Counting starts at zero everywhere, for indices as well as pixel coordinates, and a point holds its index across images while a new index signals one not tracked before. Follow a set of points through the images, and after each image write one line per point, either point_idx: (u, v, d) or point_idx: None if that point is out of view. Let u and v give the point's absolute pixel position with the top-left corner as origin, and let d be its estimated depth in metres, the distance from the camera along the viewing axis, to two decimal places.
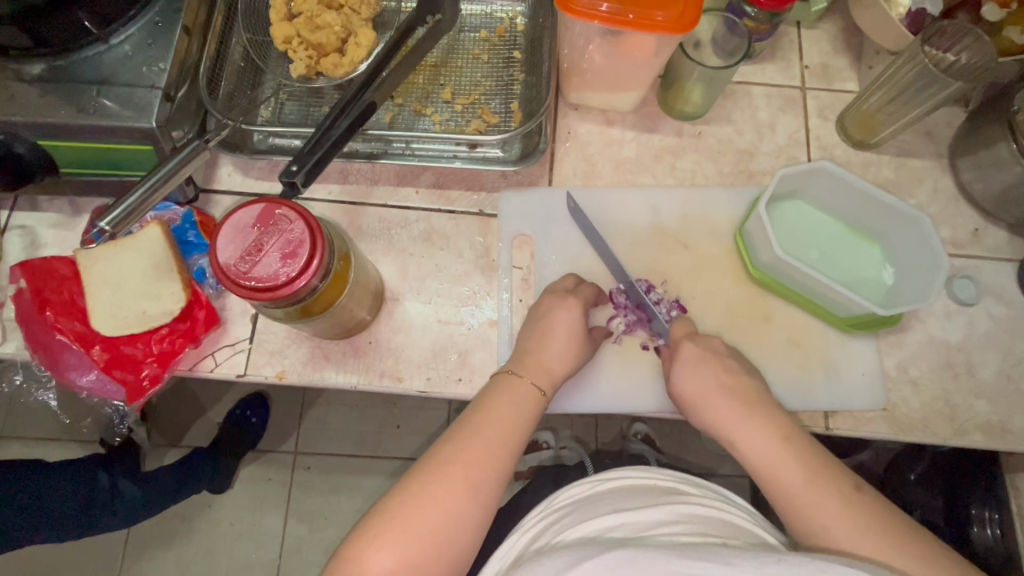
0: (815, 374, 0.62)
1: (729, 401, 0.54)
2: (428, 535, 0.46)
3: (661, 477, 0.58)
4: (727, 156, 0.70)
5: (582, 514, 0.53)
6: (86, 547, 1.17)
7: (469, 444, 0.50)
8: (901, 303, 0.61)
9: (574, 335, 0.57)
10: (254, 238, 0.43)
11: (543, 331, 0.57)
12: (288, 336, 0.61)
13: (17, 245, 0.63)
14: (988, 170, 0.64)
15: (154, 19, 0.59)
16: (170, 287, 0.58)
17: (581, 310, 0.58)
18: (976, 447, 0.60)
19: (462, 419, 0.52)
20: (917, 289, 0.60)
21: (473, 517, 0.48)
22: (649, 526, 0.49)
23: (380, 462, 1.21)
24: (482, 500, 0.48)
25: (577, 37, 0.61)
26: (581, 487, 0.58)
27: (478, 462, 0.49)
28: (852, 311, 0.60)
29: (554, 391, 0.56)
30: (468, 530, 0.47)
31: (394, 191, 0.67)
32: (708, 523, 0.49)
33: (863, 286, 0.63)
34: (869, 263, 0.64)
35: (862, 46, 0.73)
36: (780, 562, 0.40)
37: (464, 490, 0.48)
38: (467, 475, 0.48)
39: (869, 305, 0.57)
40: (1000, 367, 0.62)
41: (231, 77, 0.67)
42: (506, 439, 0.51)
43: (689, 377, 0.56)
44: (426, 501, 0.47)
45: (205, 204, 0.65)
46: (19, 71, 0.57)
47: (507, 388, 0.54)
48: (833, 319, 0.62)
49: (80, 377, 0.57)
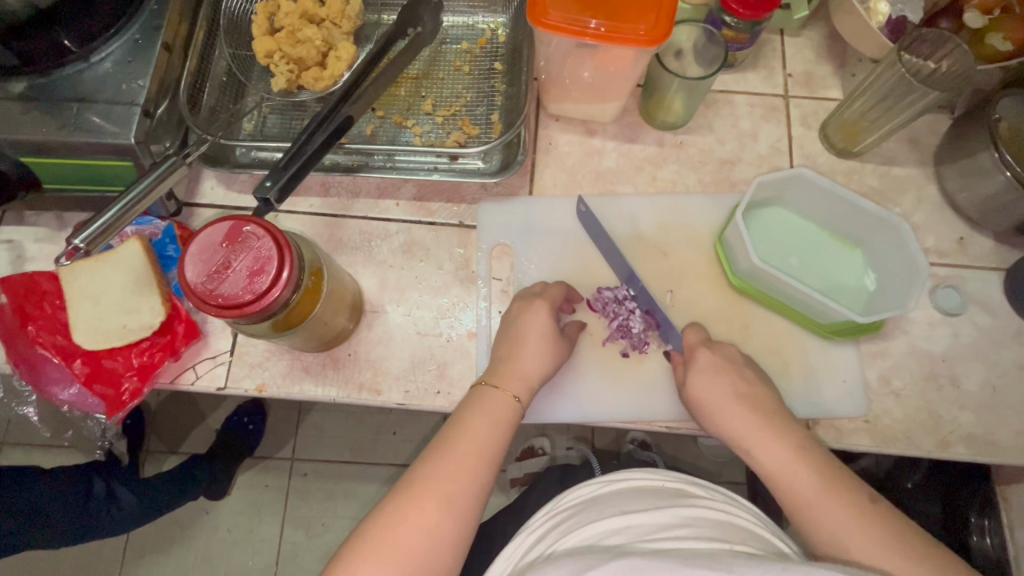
0: (796, 381, 0.62)
1: (747, 409, 0.54)
2: (404, 558, 0.45)
3: (669, 478, 0.57)
4: (708, 165, 0.69)
5: (588, 517, 0.53)
6: (84, 553, 1.18)
7: (445, 461, 0.50)
8: (882, 310, 0.60)
9: (546, 338, 0.57)
10: (221, 256, 0.44)
11: (515, 335, 0.57)
12: (268, 349, 0.61)
13: (4, 260, 0.64)
14: (971, 179, 0.63)
15: (135, 37, 0.60)
16: (149, 301, 0.58)
17: (552, 311, 0.58)
18: (960, 459, 0.60)
19: (438, 437, 0.52)
20: (897, 296, 0.60)
21: (449, 535, 0.47)
22: (655, 530, 0.48)
23: (374, 470, 1.21)
24: (458, 518, 0.48)
25: (553, 50, 0.61)
26: (589, 486, 0.57)
27: (456, 476, 0.49)
28: (832, 318, 0.60)
29: (530, 395, 0.56)
30: (444, 551, 0.47)
31: (375, 203, 0.67)
32: (713, 526, 0.49)
33: (845, 292, 0.63)
34: (851, 269, 0.64)
35: (845, 53, 0.72)
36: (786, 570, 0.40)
37: (438, 509, 0.48)
38: (441, 494, 0.48)
39: (847, 312, 0.57)
40: (985, 378, 0.62)
41: (213, 92, 0.67)
42: (482, 453, 0.51)
43: (709, 384, 0.55)
44: (399, 522, 0.47)
45: (187, 218, 0.66)
46: (2, 90, 0.57)
47: (483, 398, 0.54)
48: (814, 326, 0.62)
49: (62, 391, 0.58)
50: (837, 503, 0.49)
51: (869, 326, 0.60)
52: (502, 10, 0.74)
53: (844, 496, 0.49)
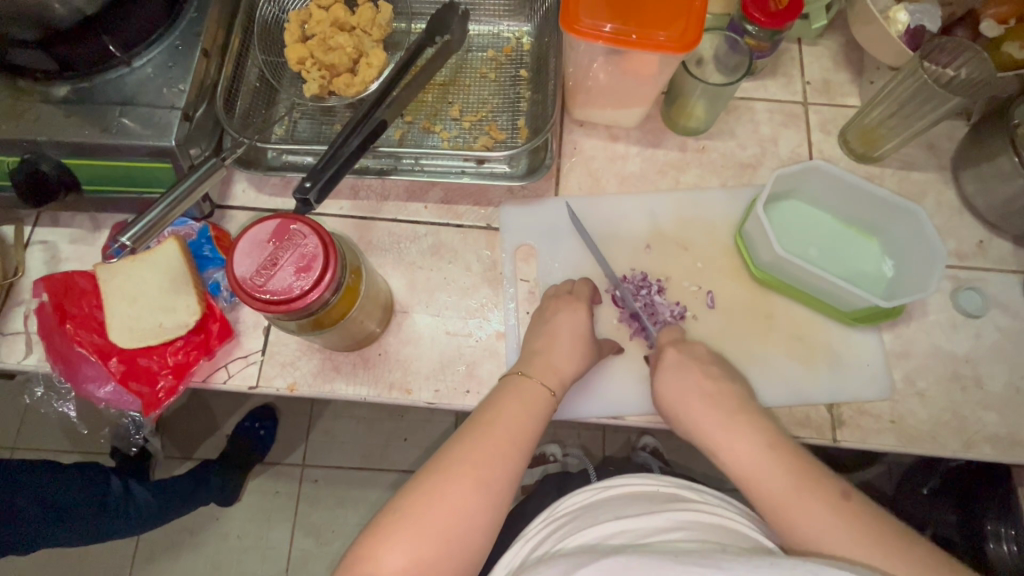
0: (822, 369, 0.63)
1: (714, 407, 0.54)
2: (438, 537, 0.46)
3: (663, 482, 0.57)
4: (730, 169, 0.71)
5: (585, 521, 0.53)
6: (94, 557, 1.17)
7: (477, 446, 0.50)
8: (902, 295, 0.62)
9: (583, 332, 0.59)
10: (269, 252, 0.45)
11: (552, 331, 0.59)
12: (300, 348, 0.62)
13: (38, 260, 0.65)
14: (990, 183, 0.65)
15: (175, 43, 0.62)
16: (185, 300, 0.59)
17: (588, 315, 0.61)
18: (986, 459, 0.60)
19: (470, 420, 0.53)
20: (915, 281, 0.61)
21: (485, 515, 0.48)
22: (650, 533, 0.48)
23: (386, 475, 1.21)
24: (494, 499, 0.49)
25: (581, 56, 0.63)
26: (585, 493, 0.58)
27: (487, 461, 0.50)
28: (854, 305, 0.61)
29: (569, 386, 0.57)
30: (479, 528, 0.48)
31: (404, 206, 0.69)
32: (710, 530, 0.49)
33: (865, 279, 0.64)
34: (869, 258, 0.65)
35: (863, 61, 0.74)
36: (772, 565, 0.40)
37: (474, 489, 0.48)
38: (478, 473, 0.49)
39: (870, 297, 0.58)
40: (1008, 379, 0.62)
41: (246, 98, 0.69)
42: (519, 435, 0.52)
43: (676, 379, 0.57)
44: (436, 501, 0.47)
45: (220, 220, 0.67)
46: (46, 93, 0.59)
47: (515, 385, 0.55)
48: (836, 313, 0.63)
49: (98, 388, 0.58)
50: (800, 491, 0.48)
51: (891, 311, 0.61)
52: (527, 19, 0.76)
53: (806, 488, 0.48)
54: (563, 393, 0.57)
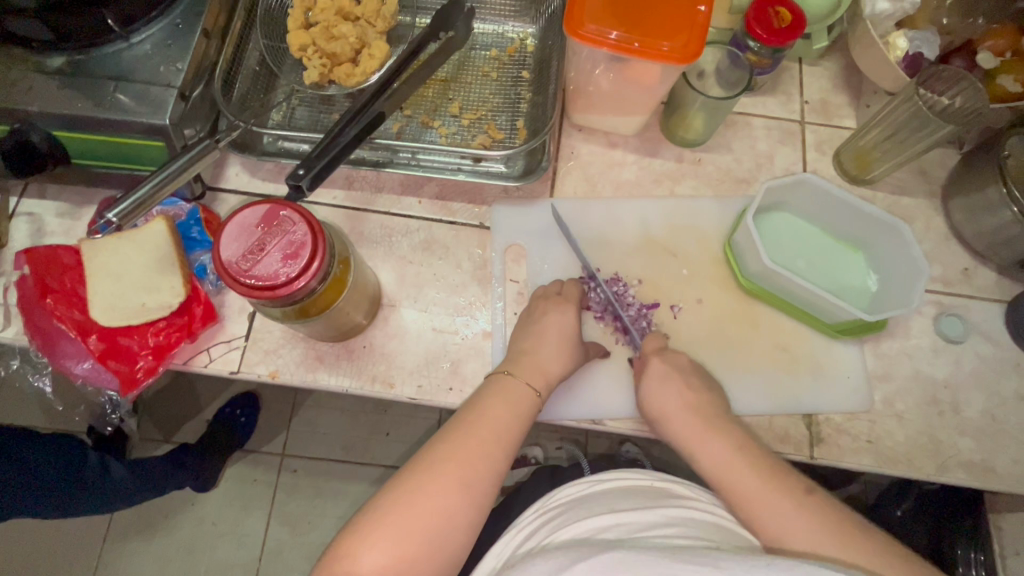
0: (804, 381, 0.63)
1: (701, 416, 0.55)
2: (419, 535, 0.46)
3: (656, 479, 0.58)
4: (725, 183, 0.71)
5: (577, 514, 0.53)
6: (61, 536, 1.15)
7: (460, 443, 0.50)
8: (884, 310, 0.63)
9: (568, 336, 0.59)
10: (256, 237, 0.44)
11: (539, 332, 0.59)
12: (284, 336, 0.62)
13: (23, 232, 0.64)
14: (978, 213, 0.66)
15: (175, 21, 0.61)
16: (170, 281, 0.58)
17: (577, 312, 0.61)
18: (959, 484, 0.61)
19: (456, 418, 0.53)
20: (899, 297, 0.62)
21: (467, 515, 0.48)
22: (642, 529, 0.48)
23: (365, 469, 1.21)
24: (477, 498, 0.49)
25: (584, 61, 0.63)
26: (579, 487, 0.58)
27: (471, 459, 0.50)
28: (839, 318, 0.62)
29: (549, 388, 0.57)
30: (461, 527, 0.48)
31: (398, 199, 0.68)
32: (701, 528, 0.49)
33: (849, 293, 0.65)
34: (855, 272, 0.66)
35: (861, 85, 0.75)
36: (767, 565, 0.39)
37: (456, 488, 0.48)
38: (459, 473, 0.49)
39: (855, 311, 0.58)
40: (986, 407, 0.63)
41: (246, 80, 0.69)
42: (502, 435, 0.52)
43: (655, 392, 0.57)
44: (419, 498, 0.47)
45: (211, 202, 0.66)
46: (40, 63, 0.58)
47: (502, 385, 0.55)
48: (821, 326, 0.64)
49: (76, 365, 0.58)
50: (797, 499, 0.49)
51: (874, 325, 0.62)
52: (532, 21, 0.77)
53: (800, 496, 0.49)
54: (547, 394, 0.57)
